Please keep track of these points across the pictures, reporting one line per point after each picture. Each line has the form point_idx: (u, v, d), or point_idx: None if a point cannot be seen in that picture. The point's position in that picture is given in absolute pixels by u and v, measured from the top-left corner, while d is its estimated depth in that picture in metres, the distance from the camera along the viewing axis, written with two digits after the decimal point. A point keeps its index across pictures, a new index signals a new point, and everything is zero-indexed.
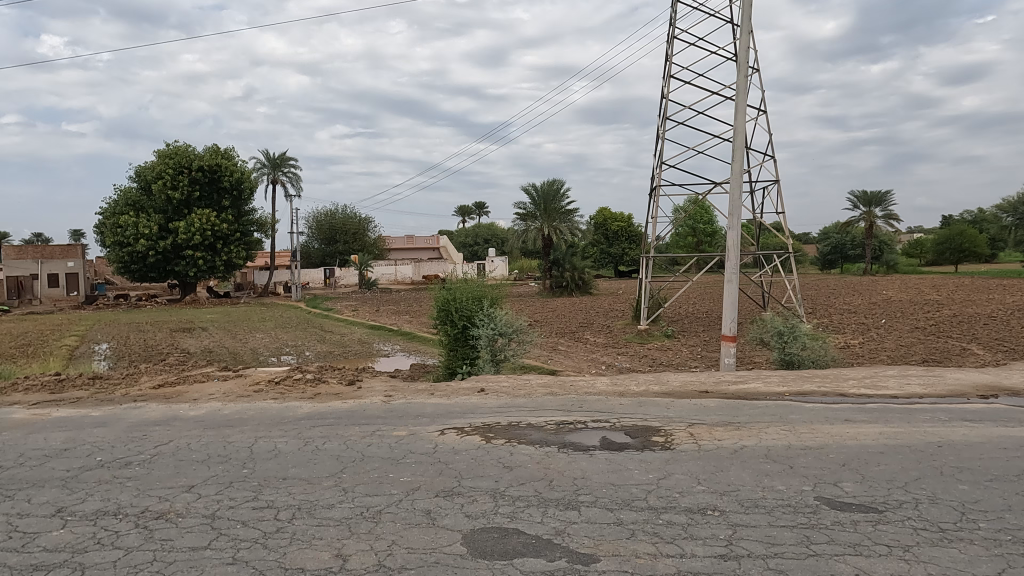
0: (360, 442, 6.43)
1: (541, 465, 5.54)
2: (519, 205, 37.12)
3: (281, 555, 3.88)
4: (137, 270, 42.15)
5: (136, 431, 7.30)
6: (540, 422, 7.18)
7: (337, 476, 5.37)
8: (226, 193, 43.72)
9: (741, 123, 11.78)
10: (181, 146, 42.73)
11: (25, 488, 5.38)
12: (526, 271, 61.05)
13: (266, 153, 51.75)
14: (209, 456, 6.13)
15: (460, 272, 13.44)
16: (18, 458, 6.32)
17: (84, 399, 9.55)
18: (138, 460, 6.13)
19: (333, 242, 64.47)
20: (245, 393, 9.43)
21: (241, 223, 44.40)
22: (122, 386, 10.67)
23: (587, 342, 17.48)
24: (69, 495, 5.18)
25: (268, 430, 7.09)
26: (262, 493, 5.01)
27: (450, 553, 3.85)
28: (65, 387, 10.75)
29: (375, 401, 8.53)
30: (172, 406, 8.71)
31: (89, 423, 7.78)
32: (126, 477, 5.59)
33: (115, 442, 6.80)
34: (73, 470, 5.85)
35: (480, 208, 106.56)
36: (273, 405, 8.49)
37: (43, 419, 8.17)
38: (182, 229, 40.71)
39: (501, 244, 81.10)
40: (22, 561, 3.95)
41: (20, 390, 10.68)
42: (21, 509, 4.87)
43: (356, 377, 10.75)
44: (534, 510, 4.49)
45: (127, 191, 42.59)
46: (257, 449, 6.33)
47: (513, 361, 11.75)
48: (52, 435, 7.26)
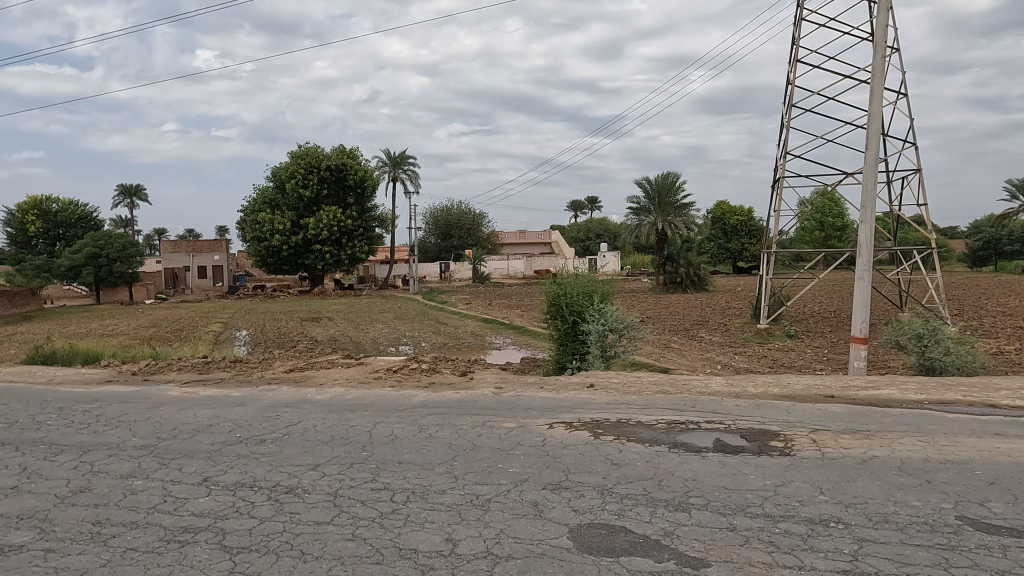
0: (472, 431, 6.61)
1: (650, 464, 5.44)
2: (632, 200, 36.59)
3: (396, 535, 4.07)
4: (272, 264, 45.60)
5: (270, 411, 7.92)
6: (651, 419, 7.07)
7: (449, 463, 5.56)
8: (351, 192, 46.31)
9: (877, 107, 10.91)
10: (311, 147, 45.75)
11: (177, 458, 6.02)
12: (639, 267, 60.35)
13: (388, 152, 54.29)
14: (332, 438, 6.53)
15: (571, 267, 13.42)
16: (172, 431, 7.06)
17: (227, 379, 10.53)
18: (271, 437, 6.67)
19: (449, 237, 66.48)
20: (366, 379, 10.00)
21: (364, 219, 46.80)
22: (260, 370, 11.64)
23: (702, 341, 16.93)
24: (213, 466, 5.72)
25: (386, 416, 7.45)
26: (380, 475, 5.28)
27: (557, 546, 3.87)
28: (212, 369, 11.92)
29: (486, 392, 8.73)
30: (301, 389, 9.42)
31: (231, 402, 8.56)
32: (260, 453, 6.08)
33: (252, 421, 7.39)
34: (217, 443, 6.46)
35: (593, 203, 105.69)
36: (392, 393, 8.91)
37: (193, 396, 9.11)
38: (312, 225, 43.54)
39: (614, 239, 80.27)
40: (174, 524, 4.42)
41: (173, 370, 11.93)
42: (174, 477, 5.44)
43: (468, 368, 11.07)
44: (642, 509, 4.42)
45: (264, 190, 46.22)
46: (376, 433, 6.66)
47: (624, 357, 11.60)
48: (200, 411, 8.08)
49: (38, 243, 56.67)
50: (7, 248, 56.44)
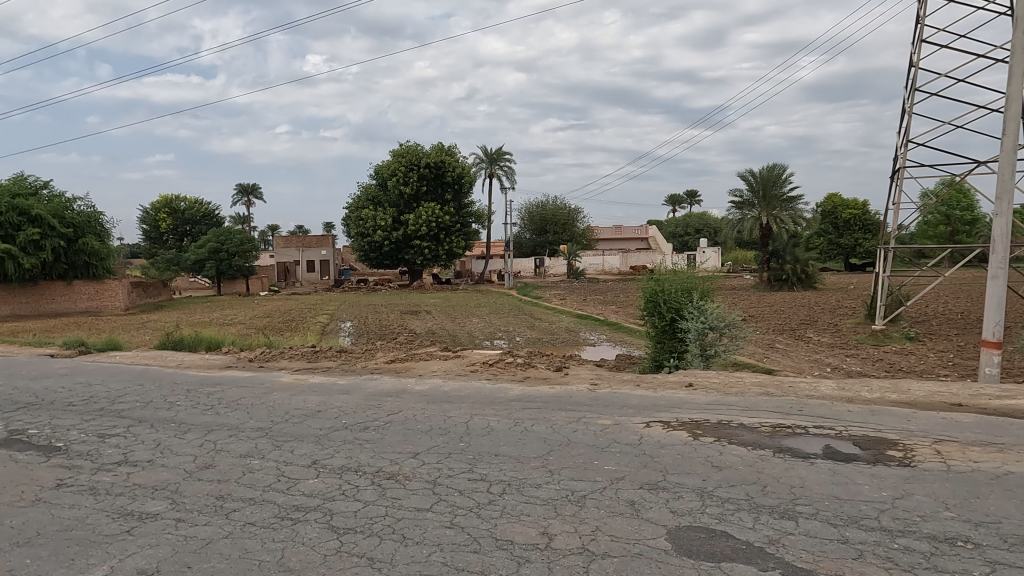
0: (567, 427, 6.61)
1: (752, 468, 5.23)
2: (735, 193, 35.25)
3: (493, 526, 4.13)
4: (375, 258, 47.48)
5: (374, 399, 8.28)
6: (754, 422, 6.79)
7: (545, 457, 5.58)
8: (449, 188, 47.39)
9: (1016, 89, 9.92)
10: (412, 145, 47.19)
11: (289, 441, 6.40)
12: (741, 264, 58.09)
13: (485, 149, 55.10)
14: (431, 428, 6.72)
15: (669, 263, 13.09)
16: (285, 415, 7.53)
17: (333, 368, 11.10)
18: (374, 425, 6.96)
19: (544, 232, 66.67)
20: (463, 371, 10.23)
21: (462, 215, 47.78)
22: (363, 360, 12.18)
23: (810, 342, 16.06)
24: (322, 450, 6.05)
25: (483, 408, 7.59)
26: (477, 466, 5.39)
27: (654, 547, 3.80)
28: (320, 357, 12.61)
29: (581, 388, 8.70)
30: (401, 379, 9.79)
31: (337, 389, 9.02)
32: (364, 439, 6.36)
33: (356, 408, 7.74)
34: (324, 428, 6.82)
35: (692, 196, 102.57)
36: (488, 386, 9.07)
37: (303, 383, 9.67)
38: (412, 221, 44.93)
39: (715, 234, 77.62)
40: (288, 501, 4.71)
41: (285, 357, 12.71)
42: (286, 458, 5.80)
43: (563, 364, 11.06)
44: (744, 514, 4.26)
45: (367, 187, 48.19)
46: (473, 425, 6.80)
47: (724, 357, 11.19)
48: (309, 397, 8.56)
49: (168, 239, 61.99)
50: (142, 243, 62.09)
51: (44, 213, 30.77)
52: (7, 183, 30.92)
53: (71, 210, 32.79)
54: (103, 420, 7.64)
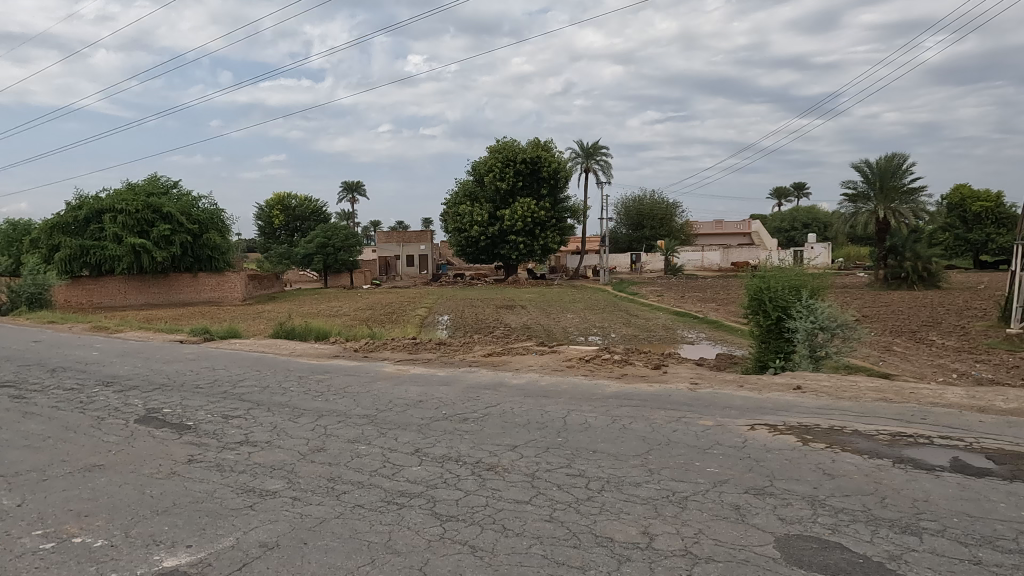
0: (666, 426, 6.48)
1: (870, 478, 4.92)
2: (848, 185, 33.17)
3: (592, 522, 4.12)
4: (471, 253, 48.41)
5: (473, 391, 8.46)
6: (870, 429, 6.39)
7: (644, 456, 5.50)
8: (544, 183, 47.50)
9: None
10: (508, 141, 47.68)
11: (393, 429, 6.66)
12: (853, 260, 54.61)
13: (581, 143, 54.81)
14: (528, 422, 6.78)
15: (775, 259, 12.53)
16: (388, 404, 7.84)
17: (433, 360, 11.44)
18: (473, 416, 7.11)
19: (640, 227, 65.51)
20: (559, 367, 10.26)
21: (557, 210, 47.77)
22: (461, 352, 12.46)
23: (933, 345, 14.87)
24: (424, 438, 6.26)
25: (580, 404, 7.59)
26: (575, 462, 5.39)
27: (761, 554, 3.67)
28: (420, 349, 13.03)
29: (680, 387, 8.51)
30: (499, 372, 9.95)
31: (437, 381, 9.30)
32: (463, 430, 6.52)
33: (455, 400, 7.94)
34: (426, 418, 7.04)
35: (800, 188, 97.43)
36: (585, 382, 9.05)
37: (405, 373, 10.04)
38: (508, 216, 45.41)
39: (824, 229, 73.38)
40: (393, 487, 4.91)
41: (387, 348, 13.21)
42: (390, 445, 6.04)
43: (662, 362, 10.85)
44: (861, 527, 4.01)
45: (465, 183, 49.20)
46: (570, 421, 6.80)
47: (836, 359, 10.58)
48: (411, 387, 8.89)
49: (281, 234, 65.95)
50: (258, 238, 66.40)
51: (173, 210, 33.61)
52: (143, 184, 33.93)
53: (196, 208, 35.58)
54: (226, 402, 8.25)
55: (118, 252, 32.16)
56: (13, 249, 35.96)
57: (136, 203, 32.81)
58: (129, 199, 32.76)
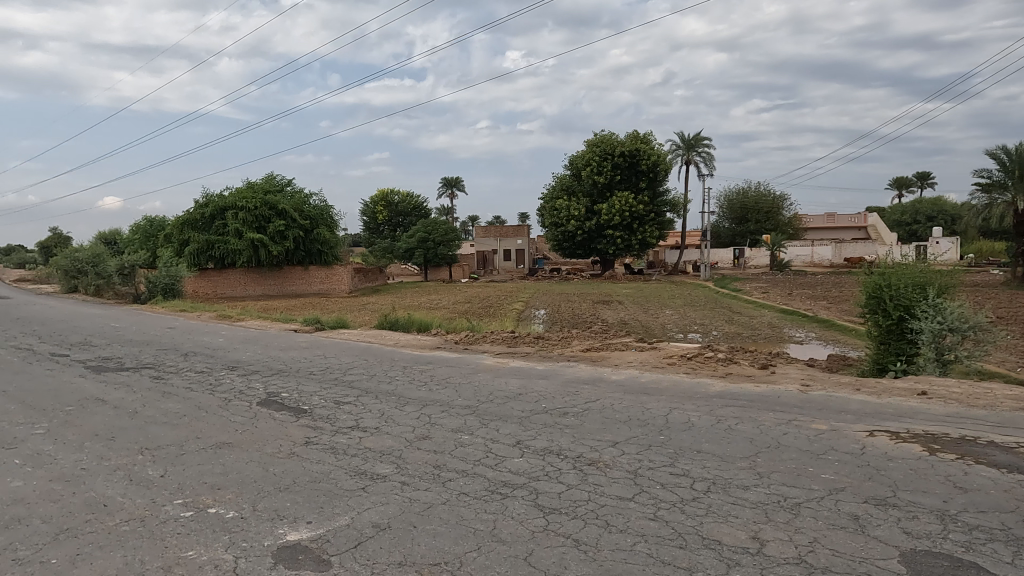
0: (776, 429, 6.21)
1: (1009, 495, 4.50)
2: (981, 174, 30.35)
3: (698, 524, 4.03)
4: (568, 248, 48.35)
5: (572, 386, 8.47)
6: (1009, 441, 5.84)
7: (752, 459, 5.30)
8: (643, 176, 46.63)
9: None
10: (607, 134, 47.20)
11: (494, 420, 6.79)
12: (986, 256, 49.90)
13: (682, 135, 53.35)
14: (630, 419, 6.70)
15: (896, 254, 11.70)
16: (489, 396, 7.99)
17: (532, 353, 11.53)
18: (573, 411, 7.11)
19: (744, 221, 62.96)
20: (660, 364, 10.07)
21: (656, 204, 46.76)
22: (560, 347, 12.50)
23: None
24: (525, 431, 6.34)
25: (682, 402, 7.42)
26: (678, 461, 5.28)
27: (884, 568, 3.45)
28: (519, 342, 13.18)
29: (790, 389, 8.13)
30: (598, 367, 9.90)
31: (537, 374, 9.38)
32: (564, 424, 6.55)
33: (555, 394, 7.98)
34: (526, 411, 7.12)
35: (924, 178, 90.13)
36: (687, 380, 8.83)
37: (504, 366, 10.19)
38: (605, 211, 44.95)
39: (952, 222, 67.50)
40: (497, 477, 5.01)
41: (487, 341, 13.45)
42: (492, 436, 6.16)
43: (769, 362, 10.40)
44: (1000, 547, 3.69)
45: (562, 178, 49.20)
46: (673, 419, 6.66)
47: (967, 364, 9.73)
48: (511, 380, 9.02)
49: (384, 229, 68.59)
50: (363, 233, 69.41)
51: (287, 207, 35.75)
52: (261, 182, 36.23)
53: (308, 205, 37.62)
54: (338, 389, 8.72)
55: (239, 246, 34.56)
56: (150, 243, 39.50)
57: (255, 201, 35.15)
58: (249, 196, 35.10)
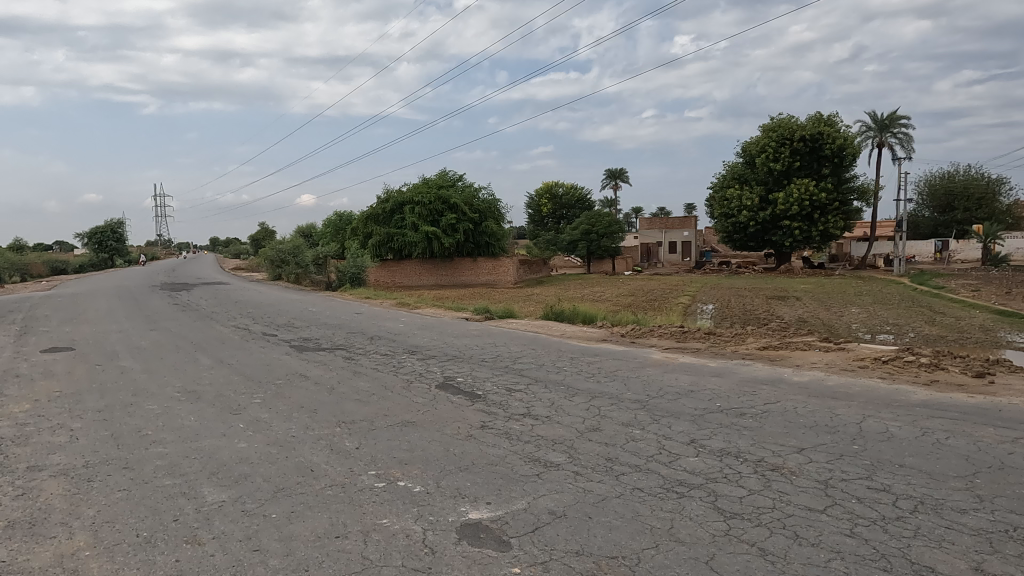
0: (998, 448, 5.40)
1: None
2: None
3: (906, 546, 3.63)
4: (739, 240, 45.98)
5: (748, 386, 8.01)
6: None
7: (969, 479, 4.66)
8: (827, 161, 42.87)
9: None
10: (785, 119, 44.12)
11: (666, 416, 6.62)
12: None
13: (874, 115, 48.31)
14: (817, 424, 6.20)
15: None
16: (659, 391, 7.81)
17: (703, 350, 11.10)
18: (751, 412, 6.73)
19: (950, 210, 55.69)
20: (850, 366, 9.21)
21: (841, 191, 42.78)
22: (733, 344, 11.90)
23: None
24: (699, 430, 6.11)
25: (878, 410, 6.72)
26: (878, 475, 4.79)
27: None
28: (688, 338, 12.73)
29: (1014, 403, 7.03)
30: (777, 367, 9.27)
31: (709, 371, 9.02)
32: (742, 426, 6.21)
33: (730, 393, 7.62)
34: (699, 409, 6.86)
35: None
36: (883, 385, 7.97)
37: (673, 361, 9.92)
38: (781, 200, 41.97)
39: None
40: (671, 475, 4.88)
41: (654, 335, 13.15)
42: (665, 432, 6.02)
43: (984, 370, 9.09)
44: None
45: (734, 166, 46.80)
46: (868, 428, 6.06)
47: None
48: (682, 376, 8.77)
49: (548, 222, 69.69)
50: (528, 226, 71.04)
51: (458, 201, 37.62)
52: (435, 178, 38.45)
53: (478, 199, 39.26)
54: (509, 376, 9.03)
55: (415, 238, 36.92)
56: (339, 236, 43.50)
57: (430, 196, 37.40)
58: (425, 192, 37.37)
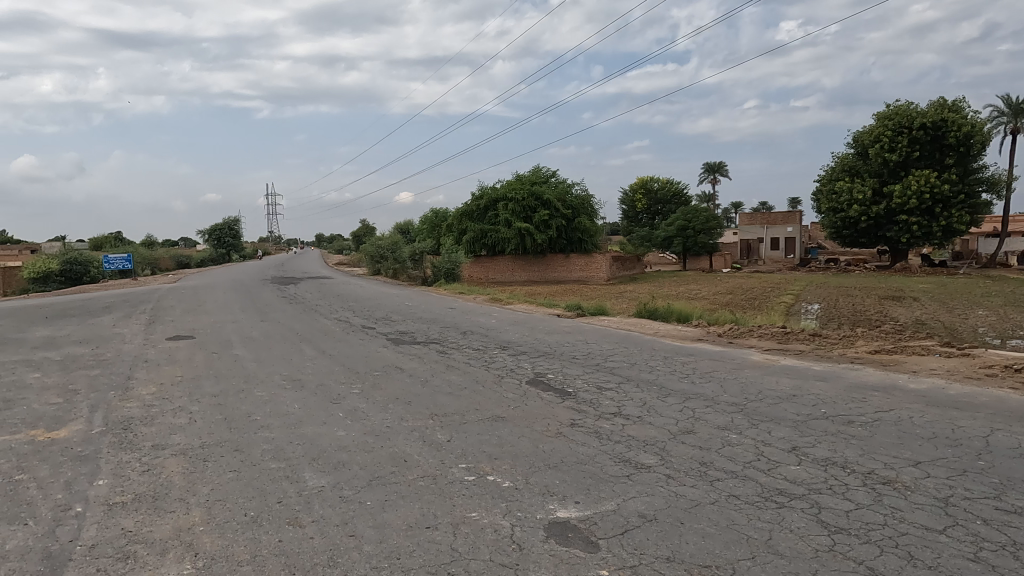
0: None
1: None
2: None
3: None
4: (848, 236, 43.35)
5: (857, 392, 7.50)
6: None
7: None
8: (951, 150, 39.49)
9: None
10: (903, 105, 41.07)
11: (765, 421, 6.31)
12: None
13: (1008, 99, 44.01)
14: (936, 437, 5.71)
15: None
16: (759, 394, 7.46)
17: (807, 352, 10.51)
18: (860, 420, 6.29)
19: None
20: (974, 374, 8.43)
21: (967, 183, 39.28)
22: (840, 347, 11.21)
23: None
24: (801, 436, 5.79)
25: (1008, 423, 6.10)
26: (1007, 495, 4.34)
27: None
28: (790, 339, 12.10)
29: None
30: (890, 373, 8.63)
31: (813, 375, 8.53)
32: (849, 434, 5.82)
33: (837, 399, 7.16)
34: (802, 415, 6.49)
35: None
36: (1014, 397, 7.22)
37: (774, 363, 9.46)
38: (897, 193, 39.10)
39: None
40: (770, 483, 4.65)
41: (753, 336, 12.61)
42: (764, 438, 5.74)
43: None
44: None
45: (844, 157, 44.10)
46: (996, 442, 5.51)
47: None
48: (783, 379, 8.34)
49: (643, 218, 68.43)
50: (622, 221, 70.05)
51: (551, 197, 37.65)
52: (528, 174, 38.66)
53: (571, 194, 39.19)
54: (600, 374, 8.94)
55: (508, 235, 37.25)
56: (435, 232, 44.62)
57: (523, 192, 37.66)
58: (518, 188, 37.70)
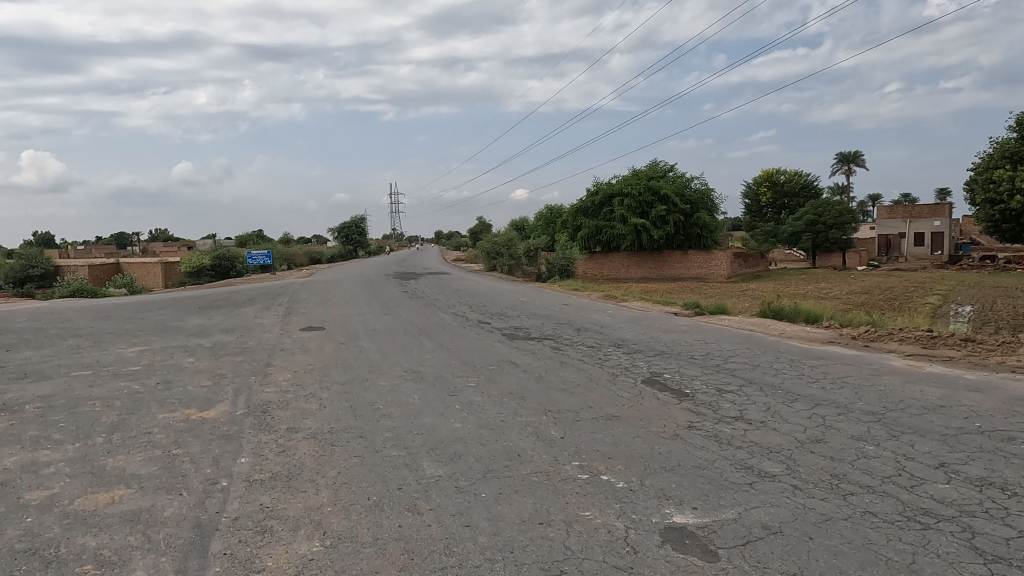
0: None
1: None
2: None
3: None
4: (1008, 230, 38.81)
5: (1018, 405, 6.67)
6: None
7: None
8: None
9: None
10: None
11: (908, 433, 5.78)
12: None
13: None
14: None
15: None
16: (899, 404, 6.84)
17: (957, 359, 9.48)
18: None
19: None
20: None
21: None
22: (998, 354, 10.02)
23: None
24: (950, 452, 5.24)
25: None
26: None
27: None
28: (937, 344, 10.99)
29: None
30: None
31: (964, 385, 7.68)
32: (1009, 453, 5.19)
33: (995, 412, 6.41)
34: (951, 428, 5.87)
35: None
36: None
37: (916, 370, 8.62)
38: None
39: None
40: (914, 502, 4.24)
41: (893, 339, 11.58)
42: (906, 451, 5.26)
43: None
44: None
45: (1004, 142, 39.46)
46: None
47: None
48: (928, 388, 7.55)
49: (767, 213, 65.06)
50: (744, 217, 67.02)
51: (668, 192, 36.60)
52: (645, 169, 37.79)
53: (689, 189, 37.91)
54: (720, 375, 8.57)
55: (623, 231, 36.71)
56: (550, 229, 44.79)
57: (639, 187, 36.92)
58: (634, 183, 36.99)
